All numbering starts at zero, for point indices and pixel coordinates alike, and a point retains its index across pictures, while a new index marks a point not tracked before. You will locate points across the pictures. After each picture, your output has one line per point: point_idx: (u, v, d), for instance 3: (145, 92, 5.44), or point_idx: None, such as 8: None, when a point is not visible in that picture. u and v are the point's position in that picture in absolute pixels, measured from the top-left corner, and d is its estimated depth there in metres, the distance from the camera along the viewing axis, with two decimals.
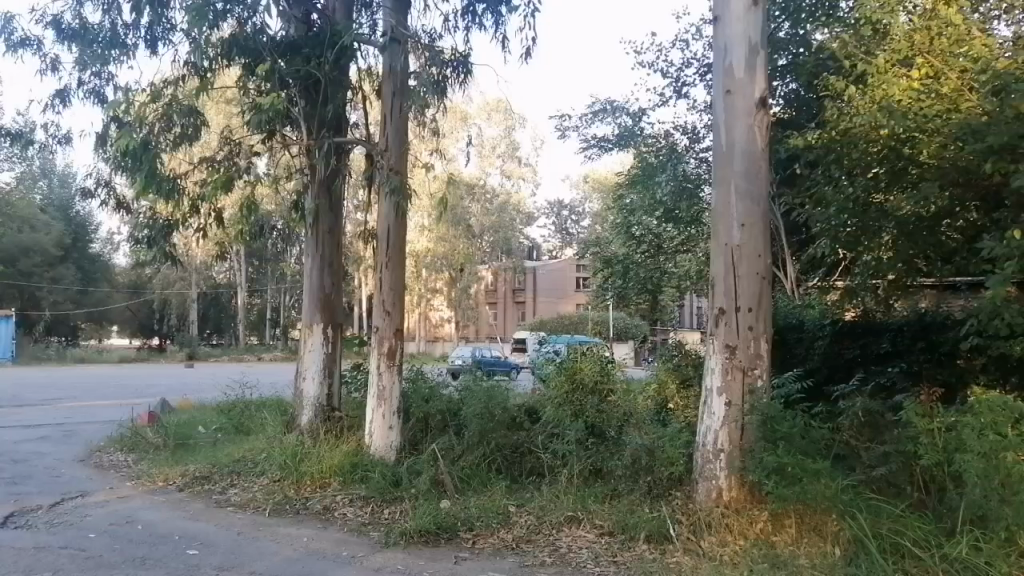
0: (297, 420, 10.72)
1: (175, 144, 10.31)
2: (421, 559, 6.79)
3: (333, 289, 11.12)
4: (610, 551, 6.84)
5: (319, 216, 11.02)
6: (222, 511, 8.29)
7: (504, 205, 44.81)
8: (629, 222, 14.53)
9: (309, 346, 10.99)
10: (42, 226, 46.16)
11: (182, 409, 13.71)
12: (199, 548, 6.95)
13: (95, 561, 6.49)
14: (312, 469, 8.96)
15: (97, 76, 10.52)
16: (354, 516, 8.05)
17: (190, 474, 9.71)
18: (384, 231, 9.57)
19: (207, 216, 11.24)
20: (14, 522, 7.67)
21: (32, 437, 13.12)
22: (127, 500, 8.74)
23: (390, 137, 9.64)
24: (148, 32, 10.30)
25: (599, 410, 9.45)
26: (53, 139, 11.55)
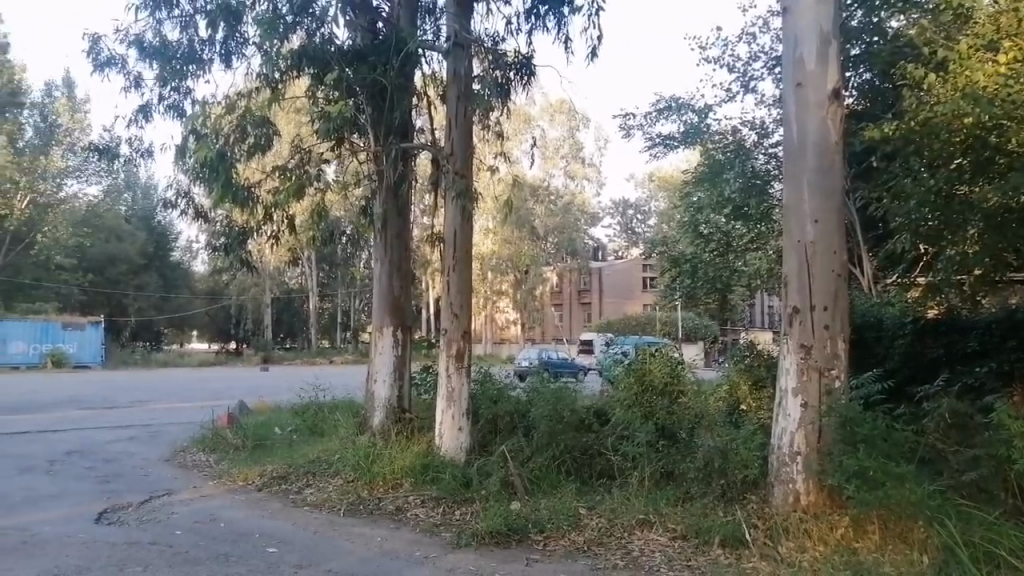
0: (370, 421, 10.92)
1: (249, 153, 10.64)
2: (493, 561, 6.81)
3: (402, 292, 11.29)
4: (683, 556, 6.74)
5: (387, 221, 11.29)
6: (299, 510, 8.53)
7: (569, 206, 44.72)
8: (697, 220, 14.27)
9: (379, 349, 11.17)
10: (127, 236, 48.69)
11: (258, 411, 14.14)
12: (278, 546, 7.15)
13: (182, 556, 6.75)
14: (384, 469, 9.11)
15: (176, 91, 10.94)
16: (426, 517, 8.13)
17: (267, 474, 10.00)
18: (451, 233, 9.66)
19: (281, 223, 11.57)
20: (107, 518, 8.06)
21: (122, 438, 13.78)
22: (210, 499, 9.07)
23: (455, 142, 9.73)
24: (222, 46, 10.64)
25: (670, 412, 9.43)
26: (137, 152, 12.07)
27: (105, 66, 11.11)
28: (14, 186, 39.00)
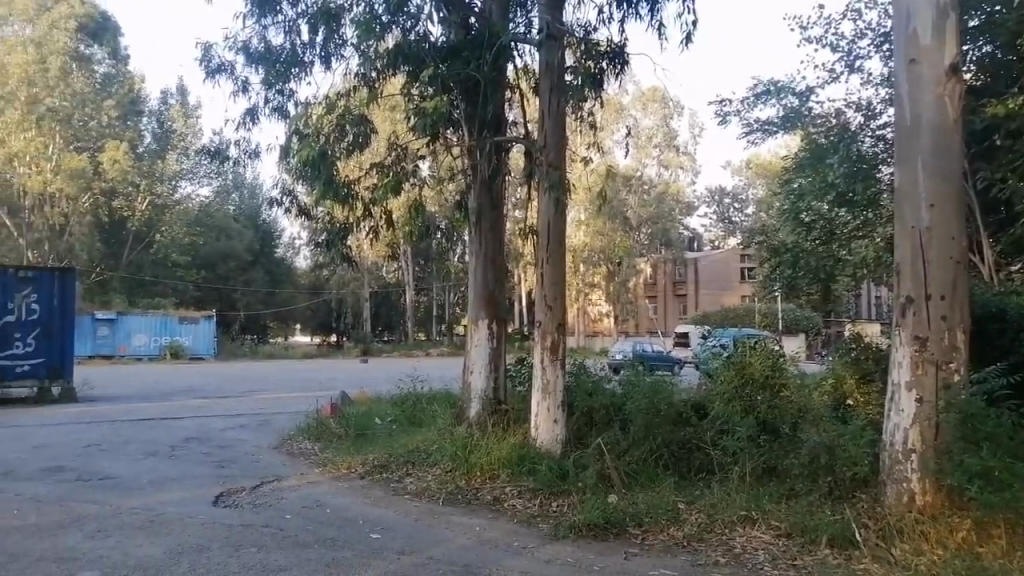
0: (467, 412, 11.09)
1: (348, 151, 10.97)
2: (591, 554, 6.79)
3: (496, 285, 11.37)
4: (788, 554, 6.54)
5: (481, 216, 11.39)
6: (400, 498, 8.76)
7: (663, 196, 44.05)
8: (798, 208, 13.71)
9: (475, 341, 11.30)
10: (236, 234, 51.29)
11: (360, 401, 14.62)
12: (381, 532, 7.38)
13: (292, 539, 7.07)
14: (481, 460, 9.22)
15: (280, 93, 11.36)
16: (523, 507, 8.22)
17: (369, 463, 10.32)
18: (544, 225, 9.65)
19: (379, 218, 11.88)
20: (224, 501, 8.54)
21: (234, 426, 14.52)
22: (316, 485, 9.46)
23: (548, 134, 9.68)
24: (322, 49, 10.97)
25: (771, 407, 9.21)
26: (245, 154, 12.66)
27: (216, 73, 11.68)
28: (135, 189, 41.62)
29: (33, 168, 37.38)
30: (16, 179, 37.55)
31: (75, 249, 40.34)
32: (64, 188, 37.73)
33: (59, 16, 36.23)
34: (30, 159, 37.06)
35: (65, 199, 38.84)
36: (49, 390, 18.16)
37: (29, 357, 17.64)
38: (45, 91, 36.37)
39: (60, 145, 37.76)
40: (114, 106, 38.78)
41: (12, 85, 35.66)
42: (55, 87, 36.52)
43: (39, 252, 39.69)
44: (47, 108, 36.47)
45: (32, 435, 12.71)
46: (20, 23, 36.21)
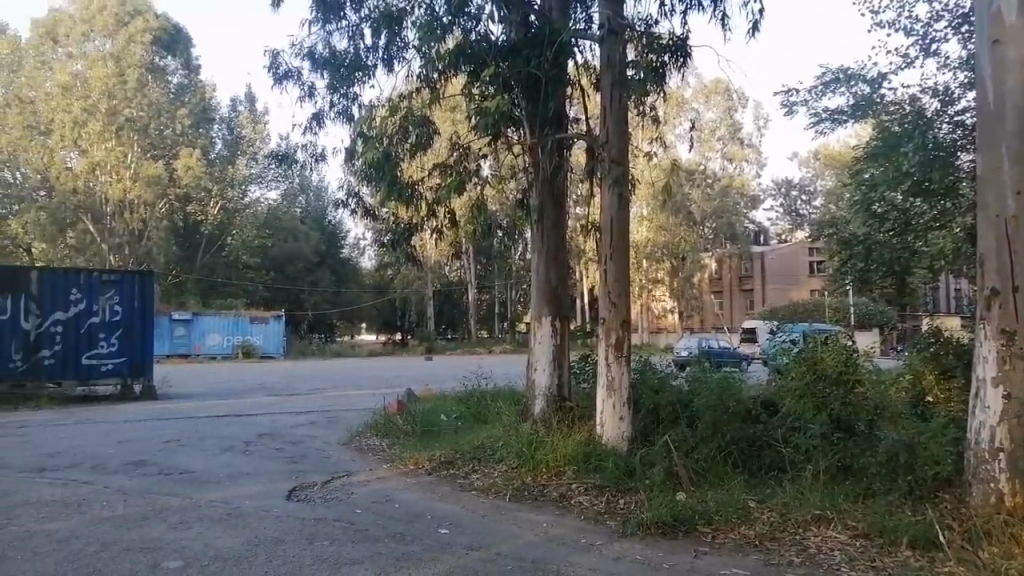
0: (531, 409, 11.09)
1: (412, 152, 11.10)
2: (660, 552, 6.72)
3: (559, 282, 11.34)
4: (865, 554, 6.35)
5: (543, 213, 11.36)
6: (468, 494, 8.84)
7: (727, 189, 43.23)
8: (870, 198, 13.16)
9: (539, 338, 11.30)
10: (303, 235, 52.57)
11: (425, 398, 14.80)
12: (450, 527, 7.47)
13: (363, 533, 7.21)
14: (547, 457, 9.21)
15: (344, 97, 11.56)
16: (590, 505, 8.19)
17: (436, 459, 10.42)
18: (607, 222, 9.56)
19: (443, 218, 12.00)
20: (297, 495, 8.78)
21: (305, 422, 14.90)
22: (385, 481, 9.62)
23: (610, 129, 9.58)
24: (385, 51, 11.10)
25: (845, 403, 8.94)
26: (312, 157, 12.94)
27: (283, 79, 11.95)
28: (208, 194, 43.11)
29: (114, 176, 38.93)
30: (99, 187, 39.16)
31: (154, 252, 41.77)
32: (142, 195, 39.17)
33: (136, 30, 37.95)
34: (111, 168, 38.63)
35: (144, 205, 40.38)
36: (131, 388, 18.96)
37: (112, 356, 18.45)
38: (124, 103, 38.07)
39: (138, 154, 39.22)
40: (187, 114, 40.20)
41: (94, 97, 37.40)
42: (133, 99, 38.24)
43: (120, 256, 41.40)
44: (126, 118, 38.10)
45: (116, 431, 13.28)
46: (100, 38, 38.27)
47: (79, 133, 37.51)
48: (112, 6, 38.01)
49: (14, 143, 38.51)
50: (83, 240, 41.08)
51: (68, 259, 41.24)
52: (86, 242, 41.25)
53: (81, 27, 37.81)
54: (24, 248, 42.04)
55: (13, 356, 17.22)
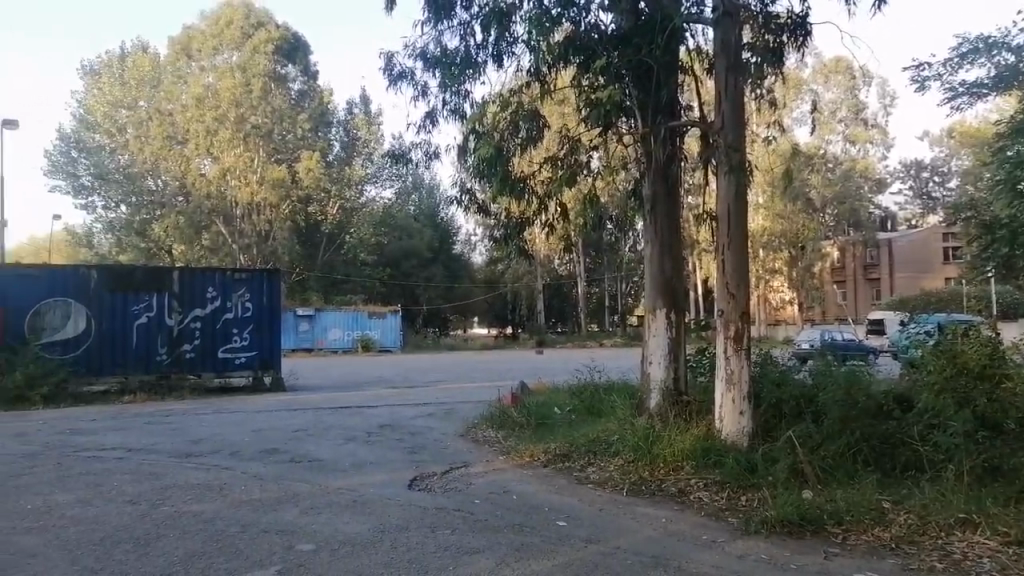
0: (647, 403, 10.93)
1: (522, 147, 11.14)
2: (786, 551, 6.47)
3: (674, 274, 11.09)
4: (1018, 563, 5.93)
5: (656, 204, 11.09)
6: (584, 488, 8.82)
7: (849, 172, 41.10)
8: (1015, 176, 11.86)
9: (654, 331, 11.08)
10: (416, 232, 54.03)
11: (539, 392, 14.86)
12: (567, 520, 7.48)
13: (483, 523, 7.34)
14: (663, 452, 9.04)
15: (456, 94, 11.75)
16: (710, 501, 7.99)
17: (551, 452, 10.44)
18: (725, 211, 9.28)
19: (554, 212, 12.01)
20: (417, 484, 9.06)
21: (422, 414, 15.32)
22: (502, 472, 9.76)
23: (726, 114, 9.29)
24: (495, 48, 11.19)
25: (991, 400, 8.32)
26: (425, 155, 13.23)
27: (398, 79, 12.24)
28: (328, 195, 44.96)
29: (242, 181, 41.03)
30: (230, 191, 41.29)
31: (279, 251, 43.99)
32: (268, 197, 41.19)
33: (259, 41, 40.23)
34: (240, 173, 40.68)
35: (269, 207, 42.29)
36: (262, 379, 20.11)
37: (245, 350, 19.63)
38: (250, 111, 40.21)
39: (263, 158, 41.25)
40: (308, 118, 42.05)
41: (224, 107, 39.76)
42: (258, 106, 40.28)
43: (249, 255, 43.75)
44: (252, 125, 40.18)
45: (251, 420, 14.10)
46: (229, 51, 40.77)
47: (211, 141, 39.98)
48: (238, 20, 40.47)
49: (156, 152, 41.74)
50: (217, 241, 43.77)
51: (204, 259, 44.06)
52: (219, 243, 43.62)
53: (211, 42, 40.54)
54: (166, 250, 45.39)
55: (159, 350, 18.60)
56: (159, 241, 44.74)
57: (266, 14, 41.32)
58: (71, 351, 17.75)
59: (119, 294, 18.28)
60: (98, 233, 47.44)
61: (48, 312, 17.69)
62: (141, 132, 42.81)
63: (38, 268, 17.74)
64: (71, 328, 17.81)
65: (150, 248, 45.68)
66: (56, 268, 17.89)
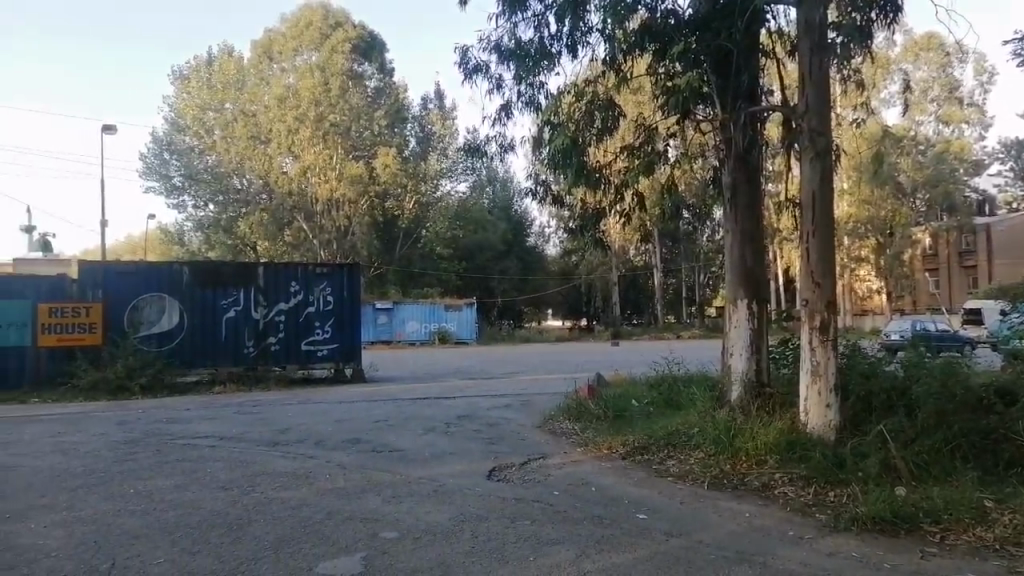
0: (727, 396, 10.69)
1: (598, 136, 11.00)
2: (879, 550, 6.23)
3: (756, 262, 10.75)
4: None
5: (736, 191, 10.77)
6: (664, 481, 8.70)
7: (942, 155, 39.11)
8: None
9: (735, 322, 10.78)
10: (491, 226, 54.43)
11: (615, 383, 14.74)
12: (648, 513, 7.40)
13: (562, 514, 7.34)
14: (746, 445, 8.84)
15: (531, 87, 11.73)
16: (796, 496, 7.76)
17: (630, 444, 10.31)
18: (809, 198, 8.97)
19: (630, 201, 11.86)
20: (496, 475, 9.14)
21: (500, 405, 15.44)
22: (580, 464, 9.73)
23: (810, 98, 8.97)
24: (569, 38, 11.10)
25: None
26: (501, 148, 13.27)
27: (473, 73, 12.31)
28: (404, 190, 45.46)
29: (322, 177, 42.05)
30: (311, 188, 42.44)
31: (358, 246, 44.96)
32: (347, 193, 42.09)
33: (337, 41, 41.29)
34: (320, 171, 41.71)
35: (348, 203, 43.21)
36: (344, 371, 20.67)
37: (328, 342, 20.23)
38: (329, 109, 41.05)
39: (342, 155, 42.16)
40: (384, 115, 42.72)
41: (304, 106, 40.75)
42: (336, 105, 41.09)
43: (330, 251, 44.83)
44: (331, 123, 41.01)
45: (335, 411, 14.50)
46: (308, 52, 41.95)
47: (293, 140, 41.15)
48: (318, 21, 41.69)
49: (241, 152, 43.36)
50: (299, 237, 45.09)
51: (287, 255, 45.54)
52: (302, 239, 45.08)
53: (291, 44, 41.80)
54: (251, 246, 47.09)
55: (247, 343, 19.35)
56: (244, 238, 46.46)
57: (343, 14, 42.40)
58: (165, 343, 18.64)
59: (209, 290, 19.07)
60: (188, 231, 49.60)
61: (145, 307, 18.57)
62: (228, 133, 44.57)
63: (136, 265, 18.65)
64: (166, 322, 18.67)
65: (237, 244, 47.50)
66: (152, 265, 18.76)
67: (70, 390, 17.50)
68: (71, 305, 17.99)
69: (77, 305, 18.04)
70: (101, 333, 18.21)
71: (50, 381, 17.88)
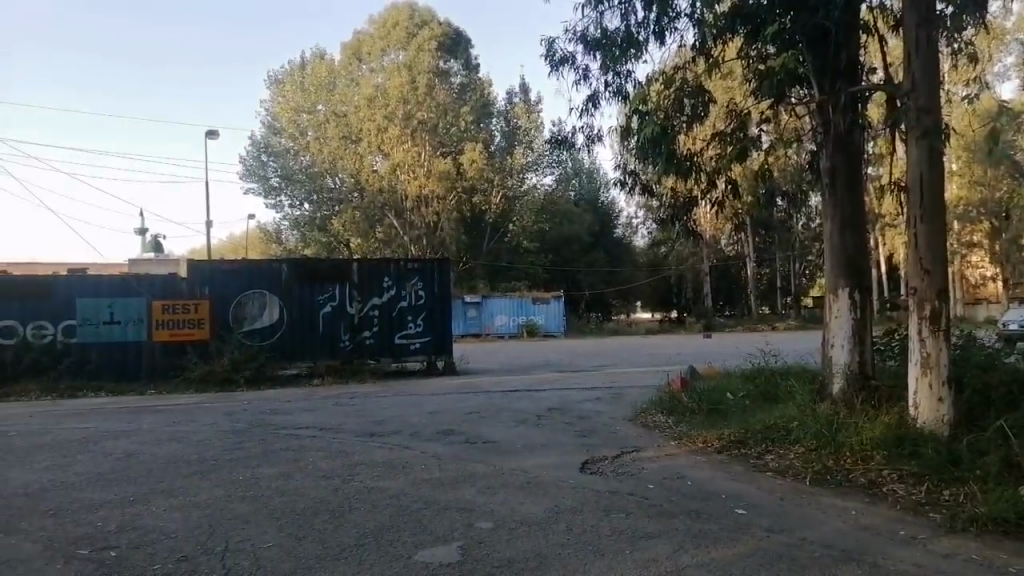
0: (828, 389, 10.28)
1: (689, 124, 10.71)
2: (1003, 552, 5.87)
3: (858, 250, 10.24)
4: None
5: (835, 175, 10.28)
6: (763, 476, 8.43)
7: None
8: None
9: (836, 313, 10.32)
10: (577, 218, 54.34)
11: (709, 376, 14.42)
12: (746, 508, 7.21)
13: (657, 508, 7.24)
14: (850, 440, 8.50)
15: (618, 76, 11.57)
16: (906, 494, 7.40)
17: (726, 438, 10.04)
18: (916, 180, 8.49)
19: (724, 189, 11.51)
20: (590, 467, 9.10)
21: (590, 398, 15.36)
22: (674, 458, 9.57)
23: (917, 75, 8.47)
24: (657, 25, 10.86)
25: None
26: (587, 139, 13.17)
27: (559, 65, 12.26)
28: (491, 184, 45.78)
29: (411, 175, 42.82)
30: (400, 186, 43.30)
31: (447, 242, 45.61)
32: (435, 189, 42.69)
33: (424, 39, 42.38)
34: (409, 168, 42.49)
35: (437, 200, 43.66)
36: (435, 364, 21.04)
37: (420, 336, 20.64)
38: (417, 107, 41.78)
39: (430, 152, 42.73)
40: (470, 111, 43.10)
41: (393, 105, 41.58)
42: (423, 102, 41.79)
43: (419, 246, 45.68)
44: (419, 121, 41.83)
45: (429, 402, 14.79)
46: (395, 51, 43.07)
47: (382, 139, 42.13)
48: (404, 21, 43.16)
49: (333, 153, 44.59)
50: (390, 233, 46.09)
51: (379, 251, 46.69)
52: (392, 236, 46.10)
53: (379, 44, 43.23)
54: (344, 244, 48.50)
55: (343, 337, 19.96)
56: (339, 235, 47.92)
57: (429, 13, 43.50)
58: (267, 337, 19.45)
59: (306, 286, 19.76)
60: (285, 230, 51.70)
61: (248, 303, 19.42)
62: (321, 134, 45.96)
63: (238, 263, 19.48)
64: (267, 317, 19.48)
65: (330, 241, 49.13)
66: (253, 263, 19.56)
67: (182, 382, 18.56)
68: (181, 302, 19.06)
69: (186, 302, 19.08)
70: (208, 329, 19.19)
71: (164, 373, 18.98)
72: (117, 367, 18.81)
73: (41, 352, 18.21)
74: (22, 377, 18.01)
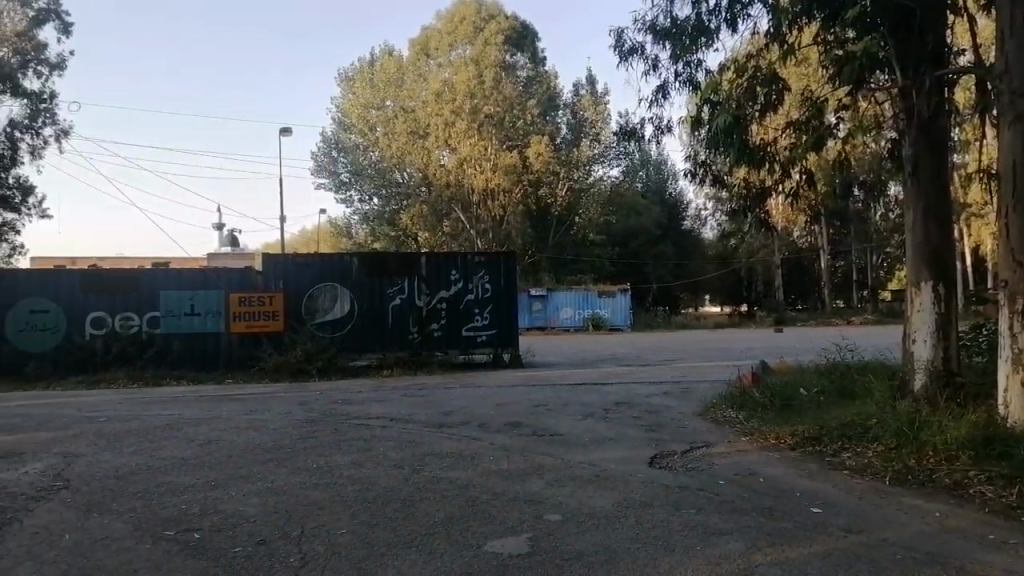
0: (909, 385, 9.90)
1: (762, 112, 10.45)
2: None
3: (942, 241, 9.77)
4: None
5: (919, 163, 9.82)
6: (839, 474, 8.17)
7: None
8: None
9: (918, 306, 9.88)
10: (644, 210, 53.76)
11: (781, 371, 14.04)
12: (822, 507, 7.00)
13: (729, 505, 7.10)
14: (934, 439, 8.15)
15: (688, 66, 11.36)
16: (996, 497, 7.05)
17: (800, 434, 9.73)
18: (1009, 167, 8.03)
19: (798, 178, 11.21)
20: (659, 463, 8.99)
21: (658, 392, 15.18)
22: (746, 454, 9.35)
23: (1009, 56, 8.01)
24: (728, 13, 10.61)
25: None
26: (657, 130, 12.99)
27: (628, 55, 12.11)
28: (557, 177, 45.66)
29: (477, 169, 43.14)
30: (467, 180, 43.65)
31: (513, 235, 45.73)
32: (501, 183, 42.98)
33: (490, 34, 42.67)
34: (475, 162, 42.80)
35: (503, 193, 43.82)
36: (502, 356, 21.15)
37: (486, 329, 20.79)
38: (483, 101, 41.99)
39: (496, 146, 42.88)
40: (536, 104, 43.10)
41: (460, 100, 41.98)
42: (490, 96, 42.00)
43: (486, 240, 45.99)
44: (486, 115, 42.05)
45: (495, 395, 14.87)
46: (463, 46, 43.44)
47: (449, 133, 42.50)
48: (470, 16, 43.43)
49: (402, 148, 45.08)
50: (456, 228, 46.23)
51: (445, 245, 47.15)
52: (459, 230, 46.25)
53: (447, 39, 43.68)
54: (412, 238, 49.06)
55: (411, 329, 20.26)
56: (406, 229, 48.51)
57: (496, 7, 43.70)
58: (338, 329, 19.90)
59: (376, 279, 20.11)
60: (355, 224, 52.85)
61: (320, 295, 19.88)
62: (389, 130, 46.42)
63: (310, 257, 19.96)
64: (338, 310, 19.93)
65: (398, 235, 49.87)
66: (324, 257, 20.00)
67: (258, 372, 19.18)
68: (256, 295, 19.66)
69: (261, 295, 19.67)
70: (282, 321, 19.75)
71: (241, 363, 19.64)
72: (198, 356, 19.57)
73: (128, 342, 19.17)
74: (111, 366, 18.98)
